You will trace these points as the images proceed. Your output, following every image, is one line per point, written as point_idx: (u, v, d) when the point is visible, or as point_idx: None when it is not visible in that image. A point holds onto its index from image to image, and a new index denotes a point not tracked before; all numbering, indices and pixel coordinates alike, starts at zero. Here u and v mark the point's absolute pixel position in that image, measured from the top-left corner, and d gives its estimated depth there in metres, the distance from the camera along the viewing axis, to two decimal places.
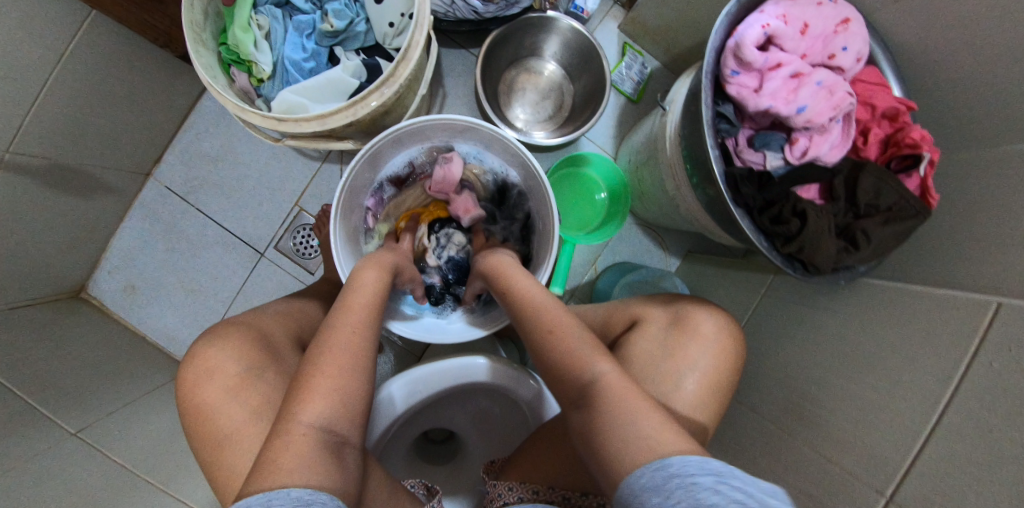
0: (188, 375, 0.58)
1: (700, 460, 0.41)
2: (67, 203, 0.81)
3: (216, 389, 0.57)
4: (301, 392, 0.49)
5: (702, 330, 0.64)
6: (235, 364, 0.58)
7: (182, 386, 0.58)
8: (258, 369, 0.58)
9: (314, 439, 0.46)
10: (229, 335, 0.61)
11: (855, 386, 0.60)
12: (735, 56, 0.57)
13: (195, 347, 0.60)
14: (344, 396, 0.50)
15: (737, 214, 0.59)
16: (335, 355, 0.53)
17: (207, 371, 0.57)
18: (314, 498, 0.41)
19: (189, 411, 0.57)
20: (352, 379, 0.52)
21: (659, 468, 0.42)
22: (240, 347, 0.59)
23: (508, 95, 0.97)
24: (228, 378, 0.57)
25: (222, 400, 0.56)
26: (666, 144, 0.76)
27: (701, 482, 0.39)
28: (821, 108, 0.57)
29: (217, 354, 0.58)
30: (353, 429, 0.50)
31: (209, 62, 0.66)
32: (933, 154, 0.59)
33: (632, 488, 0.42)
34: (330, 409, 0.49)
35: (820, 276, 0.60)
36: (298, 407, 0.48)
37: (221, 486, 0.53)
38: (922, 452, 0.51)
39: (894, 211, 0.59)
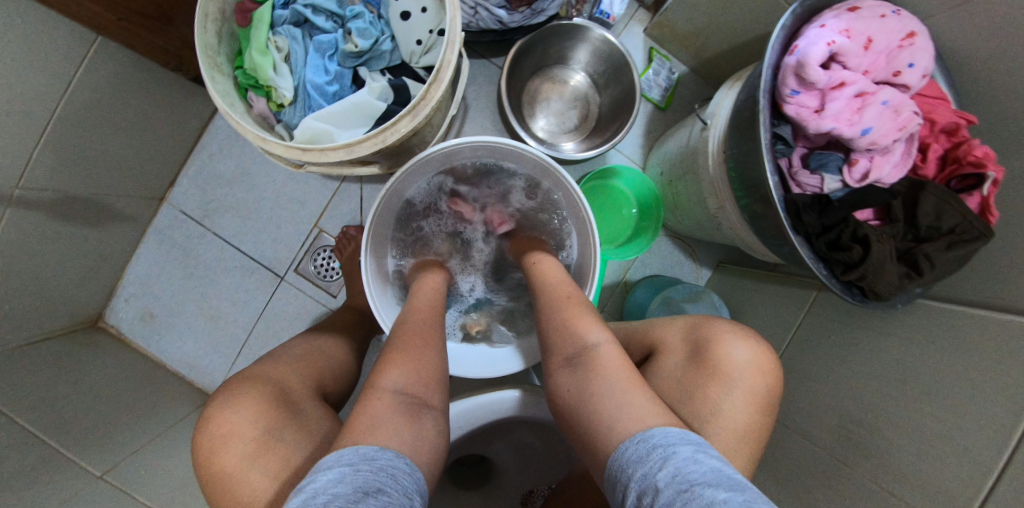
0: (204, 442, 0.53)
1: (681, 431, 0.42)
2: (80, 234, 0.78)
3: (234, 457, 0.51)
4: (381, 362, 0.52)
5: (724, 367, 0.60)
6: (253, 426, 0.52)
7: (198, 453, 0.53)
8: (278, 431, 0.53)
9: (394, 403, 0.47)
10: (241, 393, 0.55)
11: (914, 415, 0.58)
12: (796, 76, 0.53)
13: (207, 408, 0.54)
14: (419, 366, 0.52)
15: (797, 242, 0.56)
16: (411, 335, 0.56)
17: (222, 438, 0.52)
18: (381, 455, 0.41)
19: (206, 481, 0.52)
20: (427, 353, 0.54)
21: (643, 439, 0.42)
22: (256, 407, 0.54)
23: (532, 106, 0.93)
24: (246, 443, 0.52)
25: (243, 469, 0.51)
26: (708, 160, 0.73)
27: (681, 450, 0.39)
28: (887, 130, 0.54)
29: (232, 416, 0.53)
30: (430, 394, 0.51)
31: (226, 89, 0.62)
32: (999, 174, 0.55)
33: (619, 461, 0.42)
34: (405, 374, 0.50)
35: (880, 303, 0.57)
36: (378, 373, 0.50)
37: None
38: (994, 491, 0.49)
39: (958, 234, 0.56)
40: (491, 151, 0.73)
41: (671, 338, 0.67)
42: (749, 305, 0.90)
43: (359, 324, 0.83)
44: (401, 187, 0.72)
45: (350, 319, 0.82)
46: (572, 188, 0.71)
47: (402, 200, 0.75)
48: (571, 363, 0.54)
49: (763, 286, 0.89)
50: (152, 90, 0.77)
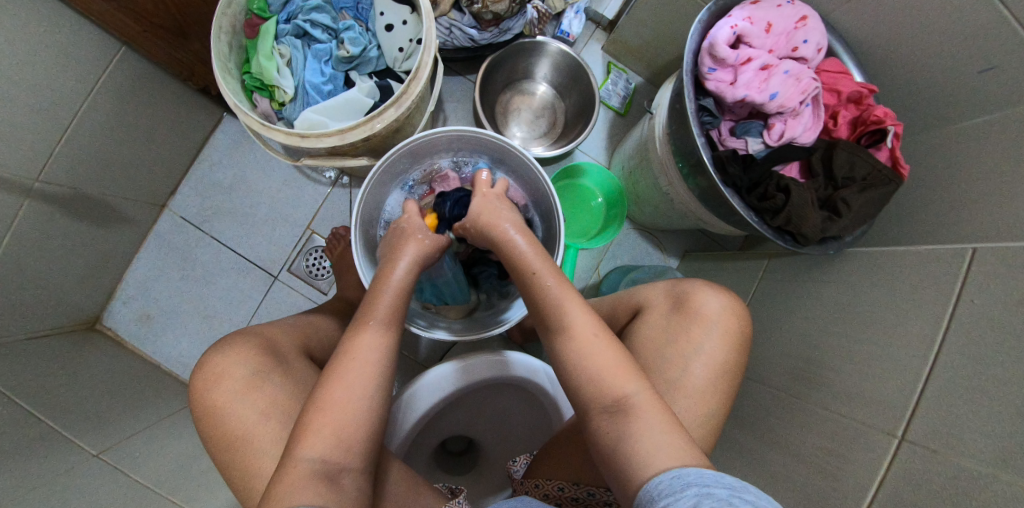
0: (200, 380, 0.61)
1: (721, 476, 0.42)
2: (87, 233, 0.84)
3: (225, 392, 0.59)
4: (300, 431, 0.50)
5: (704, 312, 0.66)
6: (243, 368, 0.61)
7: (195, 389, 0.61)
8: (265, 373, 0.61)
9: (310, 475, 0.47)
10: (235, 342, 0.63)
11: (855, 345, 0.64)
12: (710, 55, 0.64)
13: (206, 354, 0.63)
14: (344, 426, 0.50)
15: (728, 194, 0.65)
16: (334, 390, 0.52)
17: (216, 376, 0.60)
18: None
19: (202, 412, 0.60)
20: (348, 409, 0.51)
21: (679, 476, 0.43)
22: (247, 352, 0.62)
23: (504, 115, 1.04)
24: (236, 382, 0.60)
25: (231, 403, 0.59)
26: (656, 144, 0.83)
27: (716, 492, 0.39)
28: (791, 94, 0.64)
29: (226, 359, 0.61)
30: (353, 457, 0.50)
31: (235, 88, 0.71)
32: (896, 127, 0.66)
33: (649, 493, 0.44)
34: (327, 443, 0.49)
35: (809, 245, 0.65)
36: (298, 441, 0.49)
37: (242, 483, 0.57)
38: (924, 392, 0.54)
39: (869, 180, 0.65)
40: (461, 142, 0.82)
41: (654, 297, 0.73)
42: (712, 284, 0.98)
43: (348, 310, 0.88)
44: (377, 194, 0.81)
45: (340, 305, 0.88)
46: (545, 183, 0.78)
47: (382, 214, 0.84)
48: (609, 413, 0.51)
49: (723, 264, 0.96)
50: (163, 103, 0.86)
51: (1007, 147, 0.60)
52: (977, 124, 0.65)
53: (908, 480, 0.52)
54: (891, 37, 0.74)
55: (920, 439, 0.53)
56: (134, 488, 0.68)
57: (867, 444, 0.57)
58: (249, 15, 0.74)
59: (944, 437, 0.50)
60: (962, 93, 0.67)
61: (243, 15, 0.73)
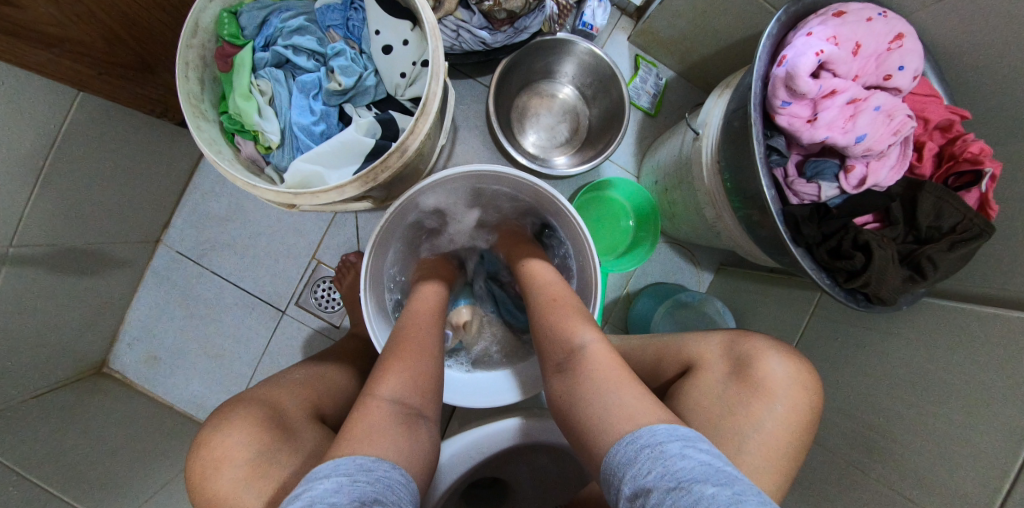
0: (196, 467, 0.54)
1: (669, 428, 0.42)
2: (76, 285, 0.78)
3: (226, 482, 0.52)
4: (380, 370, 0.53)
5: (769, 381, 0.57)
6: (245, 450, 0.53)
7: (191, 478, 0.54)
8: (269, 453, 0.54)
9: (389, 413, 0.48)
10: (231, 416, 0.56)
11: (929, 419, 0.57)
12: (786, 87, 0.52)
13: (198, 436, 0.56)
14: (415, 376, 0.53)
15: (798, 254, 0.55)
16: (406, 342, 0.57)
17: (213, 463, 0.53)
18: (376, 465, 0.41)
19: (201, 506, 0.53)
20: (421, 361, 0.55)
21: (632, 440, 0.42)
22: (245, 431, 0.55)
23: (520, 121, 0.92)
24: (237, 468, 0.53)
25: (233, 493, 0.52)
26: (702, 170, 0.72)
27: (670, 448, 0.40)
28: (882, 135, 0.53)
29: (224, 439, 0.54)
30: (425, 405, 0.52)
31: (212, 136, 0.61)
32: (996, 169, 0.55)
33: (611, 466, 0.43)
34: (402, 384, 0.51)
35: (884, 308, 0.56)
36: (376, 383, 0.51)
37: None
38: (1012, 495, 0.48)
39: (959, 232, 0.55)
40: (485, 180, 0.71)
41: (707, 353, 0.63)
42: (752, 309, 0.90)
43: (363, 353, 0.83)
44: (390, 232, 0.71)
45: (353, 350, 0.82)
46: (580, 228, 0.68)
47: (395, 242, 0.75)
48: (562, 371, 0.54)
49: (768, 289, 0.87)
50: (138, 137, 0.76)
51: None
52: None
53: None
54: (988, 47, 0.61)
55: None
56: None
57: None
58: (221, 43, 0.62)
59: None
60: None
61: (213, 44, 0.61)
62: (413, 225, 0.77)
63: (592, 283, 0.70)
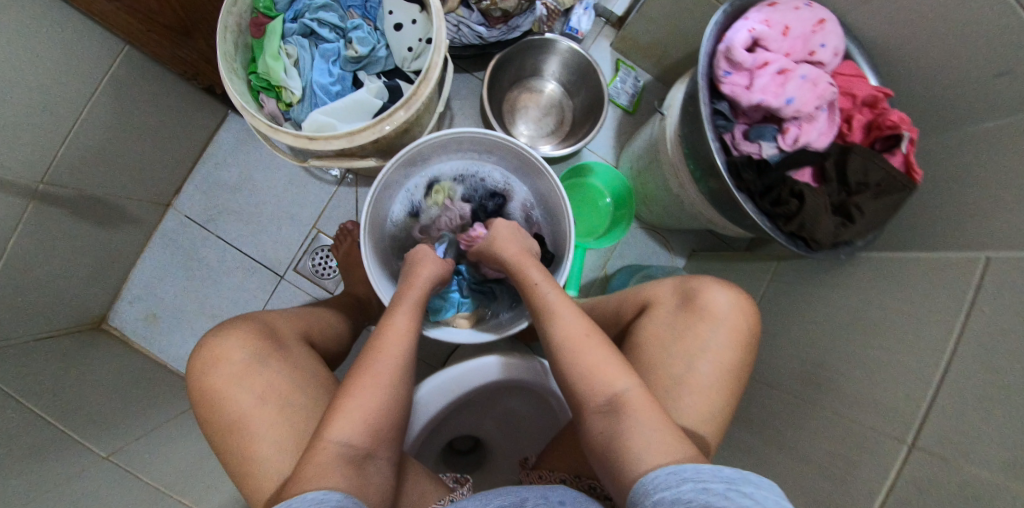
0: (198, 362, 0.61)
1: (715, 468, 0.44)
2: (92, 233, 0.84)
3: (221, 376, 0.60)
4: (330, 412, 0.53)
5: (713, 308, 0.67)
6: (240, 352, 0.61)
7: (192, 371, 0.61)
8: (262, 357, 0.61)
9: (338, 457, 0.50)
10: (232, 325, 0.63)
11: (865, 350, 0.64)
12: (727, 59, 0.64)
13: (203, 338, 0.63)
14: (367, 416, 0.54)
15: (741, 199, 0.64)
16: (365, 371, 0.57)
17: (212, 360, 0.60)
18: (328, 497, 0.45)
19: (197, 396, 0.60)
20: (376, 399, 0.55)
21: (675, 471, 0.45)
22: (243, 337, 0.62)
23: (511, 113, 1.03)
24: (234, 365, 0.60)
25: (228, 386, 0.59)
26: (667, 145, 0.82)
27: (713, 487, 0.41)
28: (808, 98, 0.63)
29: (223, 341, 0.61)
30: (378, 444, 0.54)
31: (241, 89, 0.70)
32: (912, 133, 0.65)
33: (648, 487, 0.45)
34: (352, 426, 0.52)
35: (822, 251, 0.64)
36: (327, 424, 0.52)
37: (233, 467, 0.57)
38: (935, 399, 0.55)
39: (883, 187, 0.64)
40: (471, 146, 0.81)
41: (662, 293, 0.73)
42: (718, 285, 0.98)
43: (356, 309, 0.88)
44: (383, 200, 0.79)
45: (347, 305, 0.87)
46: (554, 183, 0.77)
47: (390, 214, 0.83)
48: (603, 412, 0.54)
49: (732, 265, 0.96)
50: (166, 101, 0.85)
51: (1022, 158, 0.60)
52: (982, 128, 0.66)
53: (919, 487, 0.52)
54: (910, 42, 0.73)
55: (932, 447, 0.53)
56: (148, 495, 0.68)
57: (878, 451, 0.57)
58: (255, 14, 0.72)
59: (956, 446, 0.51)
60: (976, 95, 0.66)
61: (249, 14, 0.71)
62: (405, 206, 0.84)
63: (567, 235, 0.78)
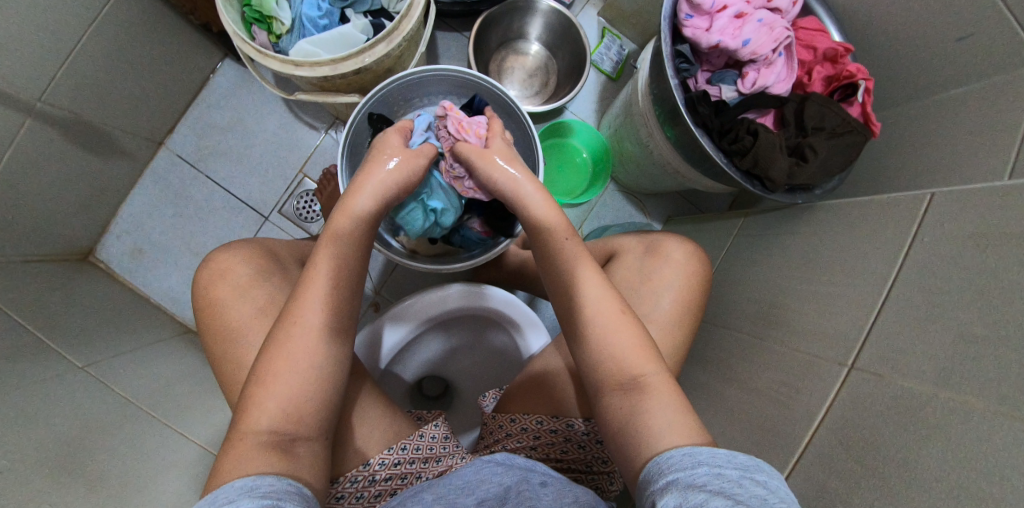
0: (203, 274, 0.62)
1: (730, 453, 0.44)
2: (85, 162, 0.87)
3: (227, 288, 0.60)
4: (247, 399, 0.49)
5: (673, 256, 0.74)
6: (247, 268, 0.62)
7: (196, 283, 0.62)
8: (267, 275, 0.62)
9: (258, 444, 0.46)
10: (238, 245, 0.64)
11: (816, 288, 0.66)
12: (688, 2, 0.66)
13: (210, 254, 0.64)
14: (291, 400, 0.49)
15: (698, 134, 0.67)
16: (278, 357, 0.51)
17: (219, 272, 0.61)
18: (259, 483, 0.41)
19: (201, 306, 0.61)
20: (297, 376, 0.50)
21: (691, 453, 0.45)
22: (248, 256, 0.63)
23: (497, 72, 1.06)
24: (240, 278, 0.61)
25: (232, 297, 0.60)
26: (639, 97, 0.84)
27: (728, 473, 0.42)
28: (764, 41, 0.66)
29: (230, 257, 0.62)
30: (306, 426, 0.50)
31: (233, 18, 0.73)
32: (868, 82, 0.68)
33: (659, 465, 0.46)
34: (276, 412, 0.48)
35: (776, 189, 0.67)
36: (249, 408, 0.48)
37: (228, 374, 0.58)
38: (874, 324, 0.57)
39: (837, 130, 0.67)
40: (458, 88, 0.84)
41: (628, 244, 0.80)
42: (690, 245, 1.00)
43: None
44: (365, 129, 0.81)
45: None
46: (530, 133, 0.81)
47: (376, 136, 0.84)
48: (623, 390, 0.53)
49: (705, 226, 0.98)
50: (164, 39, 0.88)
51: (983, 110, 0.62)
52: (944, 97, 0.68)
53: (854, 404, 0.54)
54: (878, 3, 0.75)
55: (869, 366, 0.55)
56: (118, 400, 0.71)
57: (820, 376, 0.59)
58: None
59: (891, 363, 0.53)
60: (931, 52, 0.69)
61: None
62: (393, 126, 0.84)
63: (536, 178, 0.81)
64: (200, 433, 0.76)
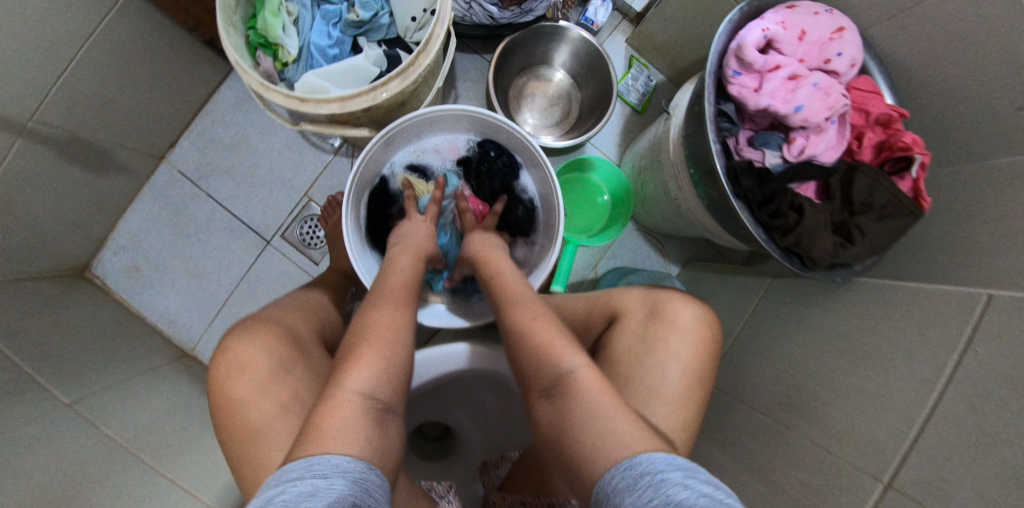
0: (221, 369, 0.60)
1: (669, 458, 0.43)
2: (80, 179, 0.83)
3: (247, 384, 0.59)
4: (349, 359, 0.51)
5: (679, 322, 0.67)
6: (268, 359, 0.61)
7: (214, 378, 0.60)
8: (289, 367, 0.61)
9: (362, 408, 0.47)
10: (257, 332, 0.63)
11: (849, 380, 0.61)
12: (737, 58, 0.60)
13: (225, 345, 0.63)
14: (388, 367, 0.52)
15: (738, 206, 0.61)
16: (381, 328, 0.55)
17: (238, 368, 0.60)
18: (353, 466, 0.42)
19: (220, 405, 0.59)
20: (397, 353, 0.54)
21: (630, 467, 0.42)
22: (267, 345, 0.62)
23: (517, 99, 1.00)
24: (262, 373, 0.59)
25: (252, 394, 0.58)
26: (670, 146, 0.79)
27: (671, 477, 0.40)
28: (817, 108, 0.60)
29: (249, 348, 0.61)
30: (396, 400, 0.52)
31: (237, 44, 0.68)
32: (924, 157, 0.61)
33: (606, 492, 0.42)
34: (374, 378, 0.50)
35: (816, 270, 0.61)
36: (346, 373, 0.50)
37: (248, 480, 0.55)
38: (918, 438, 0.52)
39: (887, 209, 0.61)
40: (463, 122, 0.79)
41: (630, 302, 0.73)
42: (709, 297, 0.95)
43: (339, 284, 0.87)
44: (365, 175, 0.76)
45: (330, 280, 0.86)
46: (548, 173, 0.76)
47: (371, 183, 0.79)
48: (550, 397, 0.52)
49: (727, 278, 0.93)
50: (166, 52, 0.83)
51: None
52: (986, 165, 0.62)
53: None
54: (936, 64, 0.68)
55: (910, 489, 0.50)
56: (105, 445, 0.68)
57: (852, 487, 0.54)
58: None
59: (935, 491, 0.48)
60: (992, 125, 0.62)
61: None
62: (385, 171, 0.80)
63: (556, 223, 0.76)
64: (190, 478, 0.73)
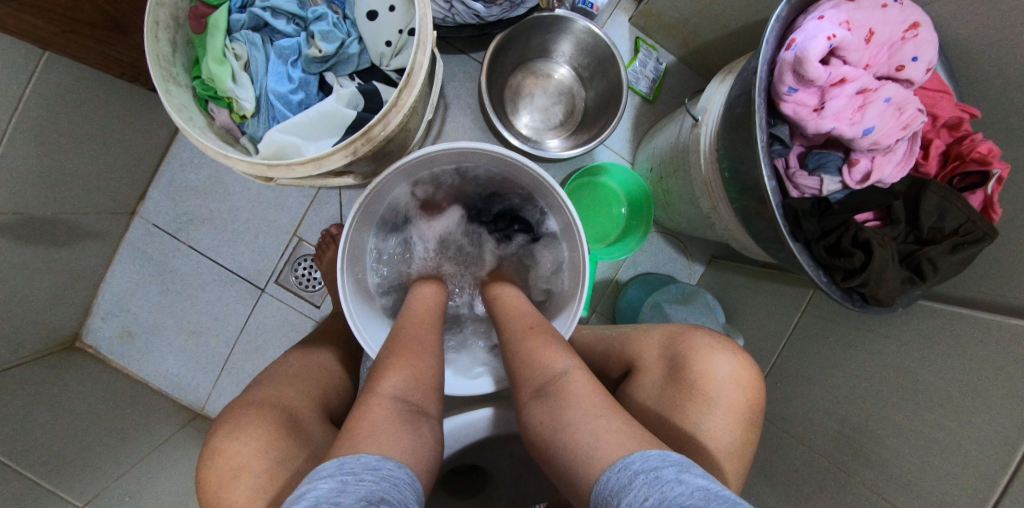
0: (211, 476, 0.51)
1: (662, 453, 0.39)
2: (51, 256, 0.74)
3: (244, 490, 0.49)
4: (379, 370, 0.49)
5: (704, 385, 0.56)
6: (262, 458, 0.51)
7: (204, 488, 0.51)
8: (286, 463, 0.51)
9: (394, 410, 0.45)
10: (244, 419, 0.53)
11: (915, 423, 0.56)
12: (794, 72, 0.50)
13: (210, 442, 0.53)
14: (416, 373, 0.50)
15: (796, 249, 0.52)
16: (404, 342, 0.54)
17: (229, 473, 0.50)
18: (383, 464, 0.38)
19: None
20: (424, 363, 0.52)
21: (623, 466, 0.38)
22: (260, 436, 0.52)
23: (514, 101, 0.88)
24: (255, 477, 0.50)
25: (252, 502, 0.49)
26: (700, 158, 0.69)
27: (665, 474, 0.36)
28: (890, 129, 0.52)
29: (238, 446, 0.51)
30: (428, 402, 0.49)
31: (183, 102, 0.57)
32: (1004, 172, 0.52)
33: (601, 495, 0.38)
34: (405, 382, 0.48)
35: (879, 308, 0.54)
36: (378, 380, 0.48)
37: None
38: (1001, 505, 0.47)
39: (961, 235, 0.53)
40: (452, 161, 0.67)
41: (648, 353, 0.62)
42: (742, 302, 0.89)
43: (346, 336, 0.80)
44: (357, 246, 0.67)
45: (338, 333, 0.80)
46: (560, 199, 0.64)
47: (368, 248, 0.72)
48: (541, 397, 0.49)
49: (760, 282, 0.87)
50: (110, 101, 0.74)
51: None
52: None
53: None
54: (996, 44, 0.57)
55: None
56: None
57: None
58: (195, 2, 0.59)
59: None
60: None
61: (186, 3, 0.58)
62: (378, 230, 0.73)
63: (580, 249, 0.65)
64: None
